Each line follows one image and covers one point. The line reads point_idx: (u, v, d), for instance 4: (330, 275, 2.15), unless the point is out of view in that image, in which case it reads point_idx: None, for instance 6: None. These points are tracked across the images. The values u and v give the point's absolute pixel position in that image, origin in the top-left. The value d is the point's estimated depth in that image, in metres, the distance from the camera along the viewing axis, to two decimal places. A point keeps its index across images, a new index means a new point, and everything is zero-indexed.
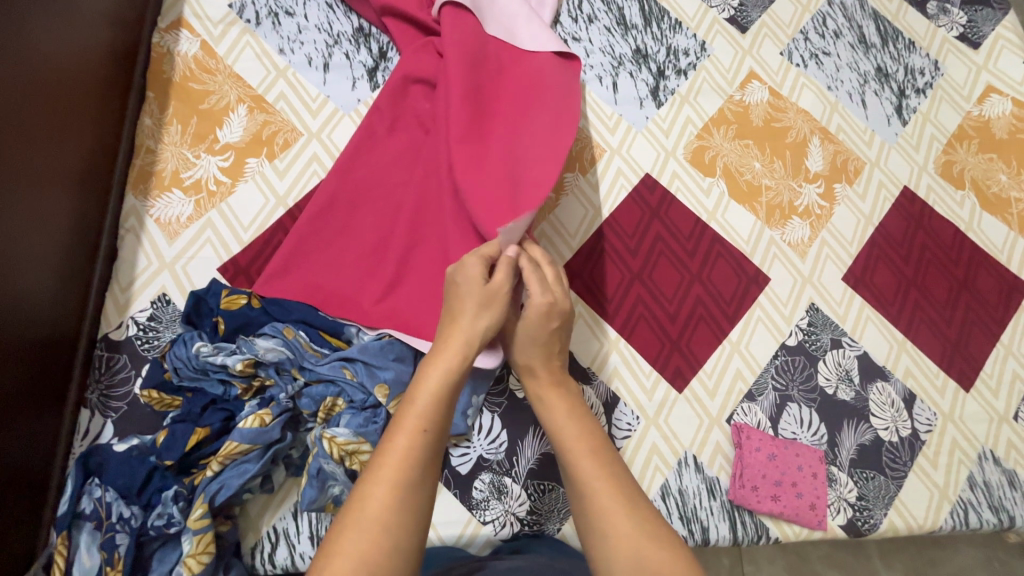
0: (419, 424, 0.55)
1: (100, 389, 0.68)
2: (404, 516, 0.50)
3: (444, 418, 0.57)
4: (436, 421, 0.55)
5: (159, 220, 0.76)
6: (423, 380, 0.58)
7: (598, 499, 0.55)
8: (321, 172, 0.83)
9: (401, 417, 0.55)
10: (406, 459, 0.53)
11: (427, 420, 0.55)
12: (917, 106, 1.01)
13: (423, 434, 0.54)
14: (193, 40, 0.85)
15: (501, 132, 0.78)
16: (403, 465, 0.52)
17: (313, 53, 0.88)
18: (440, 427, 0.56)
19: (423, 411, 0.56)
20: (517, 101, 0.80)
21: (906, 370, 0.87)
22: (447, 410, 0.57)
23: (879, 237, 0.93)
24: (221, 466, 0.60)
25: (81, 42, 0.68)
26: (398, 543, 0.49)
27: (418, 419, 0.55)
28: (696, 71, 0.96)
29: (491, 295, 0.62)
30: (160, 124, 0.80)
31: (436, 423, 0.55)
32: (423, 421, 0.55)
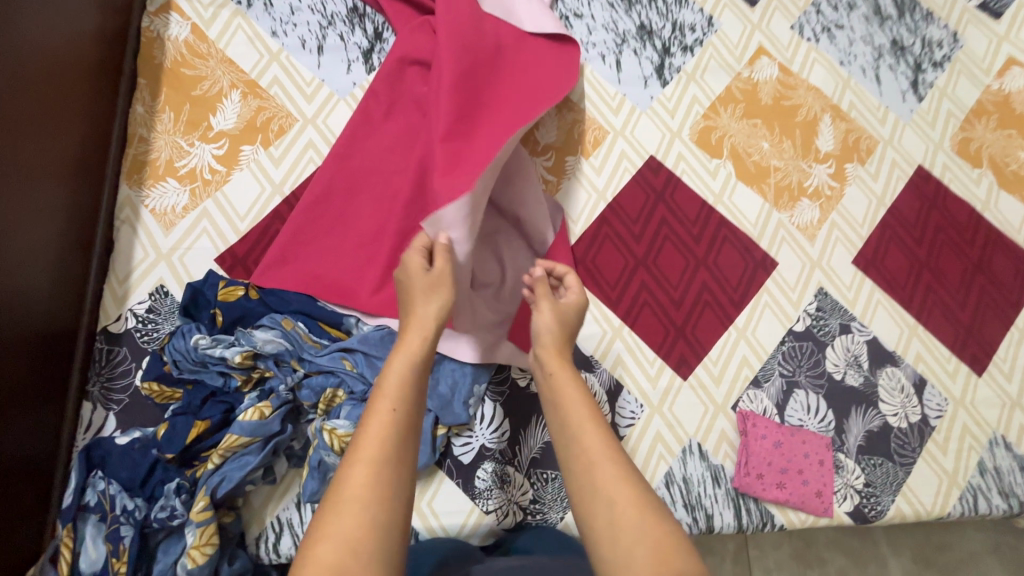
0: (388, 405, 0.55)
1: (101, 382, 0.68)
2: (381, 492, 0.51)
3: (415, 400, 0.58)
4: (404, 400, 0.56)
5: (154, 210, 0.75)
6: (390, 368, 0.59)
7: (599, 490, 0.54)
8: (317, 159, 0.81)
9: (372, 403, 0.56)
10: (377, 436, 0.53)
11: (395, 400, 0.56)
12: (934, 81, 0.97)
13: (393, 415, 0.55)
14: (183, 23, 0.82)
15: (497, 122, 0.79)
16: (375, 444, 0.53)
17: (306, 35, 0.85)
18: (412, 406, 0.57)
19: (390, 393, 0.56)
20: (512, 92, 0.81)
21: (917, 355, 0.85)
22: (418, 393, 0.58)
23: (891, 218, 0.90)
24: (221, 459, 0.60)
25: (70, 29, 0.66)
26: (378, 517, 0.49)
27: (386, 400, 0.56)
28: (703, 48, 0.93)
29: (435, 282, 0.64)
30: (152, 112, 0.78)
31: (404, 402, 0.56)
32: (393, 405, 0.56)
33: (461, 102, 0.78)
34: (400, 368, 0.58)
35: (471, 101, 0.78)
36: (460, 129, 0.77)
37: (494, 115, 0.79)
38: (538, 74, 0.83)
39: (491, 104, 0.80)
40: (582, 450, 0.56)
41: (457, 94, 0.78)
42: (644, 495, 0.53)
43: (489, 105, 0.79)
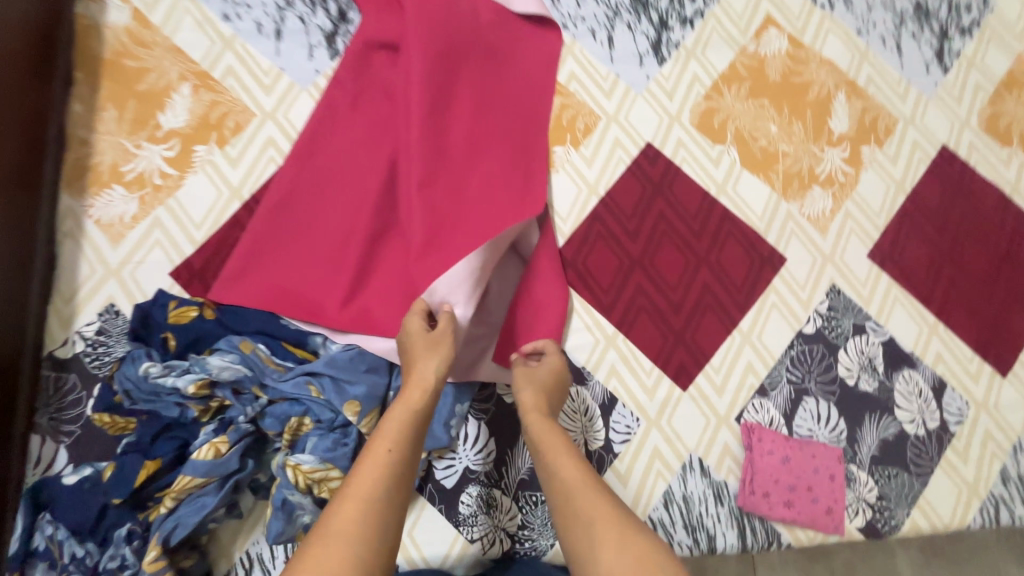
0: (384, 446, 0.51)
1: (50, 413, 0.63)
2: (370, 536, 0.45)
3: (413, 443, 0.53)
4: (402, 441, 0.52)
5: (100, 221, 0.68)
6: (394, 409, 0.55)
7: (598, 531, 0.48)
8: (278, 158, 0.73)
9: (371, 443, 0.52)
10: (371, 475, 0.49)
11: (393, 441, 0.52)
12: (960, 50, 0.88)
13: (388, 455, 0.51)
14: (123, 8, 0.74)
15: (473, 119, 0.73)
16: (369, 483, 0.48)
17: (262, 18, 0.77)
18: (409, 450, 0.52)
19: (389, 434, 0.52)
20: (490, 84, 0.75)
21: (937, 356, 0.78)
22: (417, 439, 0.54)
23: (911, 206, 0.82)
24: (175, 502, 0.56)
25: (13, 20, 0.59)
26: (363, 557, 0.43)
27: (384, 441, 0.52)
28: (704, 20, 0.84)
29: (436, 339, 0.60)
30: (92, 110, 0.71)
31: (402, 443, 0.52)
32: (393, 444, 0.52)
33: (437, 94, 0.71)
34: (401, 411, 0.54)
35: (448, 93, 0.72)
36: (436, 125, 0.71)
37: (471, 111, 0.73)
38: (517, 66, 0.77)
39: (469, 97, 0.73)
40: (570, 488, 0.52)
41: (433, 85, 0.71)
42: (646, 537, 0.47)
43: (466, 99, 0.73)
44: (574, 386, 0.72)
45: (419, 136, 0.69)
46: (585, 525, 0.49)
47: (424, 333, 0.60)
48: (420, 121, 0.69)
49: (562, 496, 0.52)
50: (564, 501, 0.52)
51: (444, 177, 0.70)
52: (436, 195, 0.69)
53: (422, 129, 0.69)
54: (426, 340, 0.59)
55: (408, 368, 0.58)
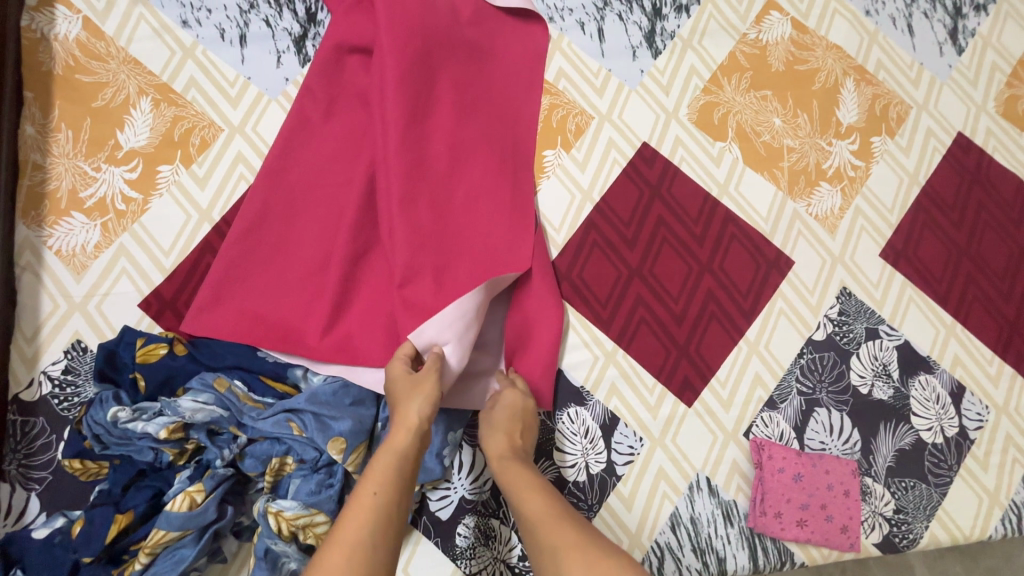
0: (370, 488, 0.47)
1: (18, 460, 0.59)
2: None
3: (403, 484, 0.49)
4: (389, 482, 0.48)
5: (60, 251, 0.64)
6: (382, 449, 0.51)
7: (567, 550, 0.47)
8: (249, 175, 0.69)
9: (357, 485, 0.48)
10: (357, 518, 0.45)
11: (379, 483, 0.48)
12: (976, 28, 0.82)
13: (374, 497, 0.46)
14: (72, 17, 0.68)
15: (455, 125, 0.68)
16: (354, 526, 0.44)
17: (224, 22, 0.71)
18: (398, 491, 0.48)
19: (375, 475, 0.48)
20: (472, 86, 0.70)
21: (955, 359, 0.74)
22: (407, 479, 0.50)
23: (926, 199, 0.78)
24: (151, 557, 0.52)
25: None
26: None
27: (370, 484, 0.48)
28: (701, 6, 0.78)
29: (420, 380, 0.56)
30: (45, 132, 0.66)
31: (390, 485, 0.47)
32: (379, 485, 0.48)
33: (415, 99, 0.66)
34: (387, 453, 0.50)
35: (427, 98, 0.67)
36: (416, 132, 0.66)
37: (452, 115, 0.68)
38: (501, 65, 0.72)
39: (450, 100, 0.68)
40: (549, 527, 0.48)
41: (410, 89, 0.66)
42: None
43: (447, 102, 0.68)
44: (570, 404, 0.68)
45: (397, 146, 0.64)
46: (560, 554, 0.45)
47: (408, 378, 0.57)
48: (398, 128, 0.64)
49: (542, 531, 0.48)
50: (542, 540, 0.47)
51: (427, 190, 0.65)
52: (418, 209, 0.64)
53: (400, 138, 0.64)
54: (409, 383, 0.56)
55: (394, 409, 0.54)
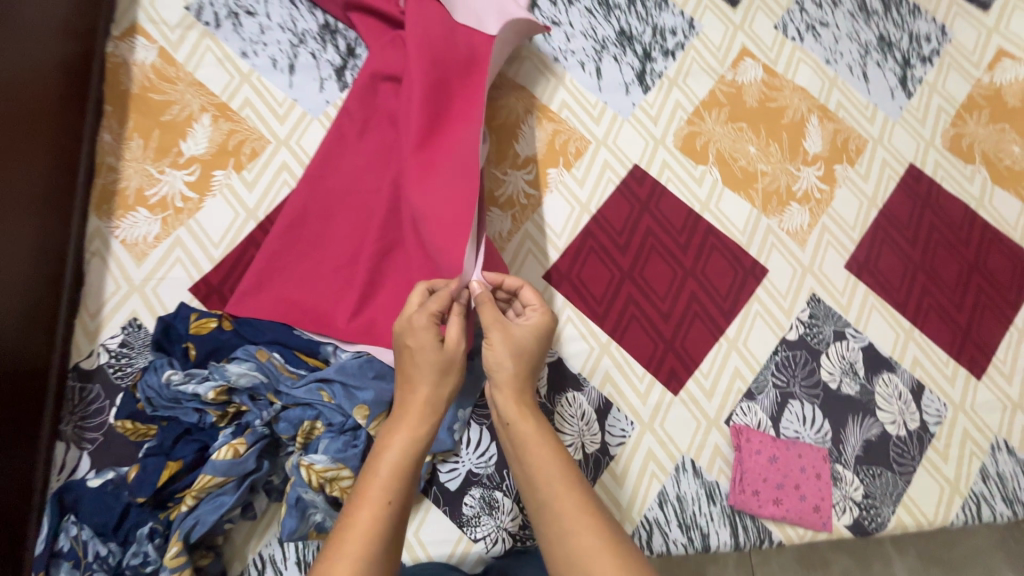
0: (383, 496, 0.52)
1: (74, 421, 0.67)
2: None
3: (408, 482, 0.54)
4: (397, 490, 0.52)
5: (125, 241, 0.74)
6: (387, 448, 0.54)
7: (569, 517, 0.52)
8: (291, 181, 0.79)
9: (364, 489, 0.52)
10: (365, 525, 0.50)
11: (391, 492, 0.52)
12: (923, 77, 0.95)
13: (388, 507, 0.51)
14: (149, 46, 0.80)
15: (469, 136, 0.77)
16: (364, 542, 0.49)
17: (277, 54, 0.83)
18: (405, 489, 0.53)
19: (384, 480, 0.53)
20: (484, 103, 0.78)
21: (914, 360, 0.83)
22: (414, 478, 0.54)
23: (883, 219, 0.88)
24: (195, 500, 0.60)
25: (26, 60, 0.65)
26: None
27: (382, 492, 0.52)
28: (685, 51, 0.91)
29: (449, 360, 0.58)
30: (120, 139, 0.77)
31: (401, 494, 0.52)
32: (387, 491, 0.52)
33: (434, 116, 0.76)
34: (397, 455, 0.54)
35: (445, 115, 0.76)
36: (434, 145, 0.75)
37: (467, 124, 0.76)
38: None
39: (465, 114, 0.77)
40: (560, 518, 0.52)
41: (428, 109, 0.76)
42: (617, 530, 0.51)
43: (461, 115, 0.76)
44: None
45: (417, 157, 0.74)
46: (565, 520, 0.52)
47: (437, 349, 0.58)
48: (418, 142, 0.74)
49: (557, 503, 0.53)
50: (554, 531, 0.52)
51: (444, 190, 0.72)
52: (437, 204, 0.71)
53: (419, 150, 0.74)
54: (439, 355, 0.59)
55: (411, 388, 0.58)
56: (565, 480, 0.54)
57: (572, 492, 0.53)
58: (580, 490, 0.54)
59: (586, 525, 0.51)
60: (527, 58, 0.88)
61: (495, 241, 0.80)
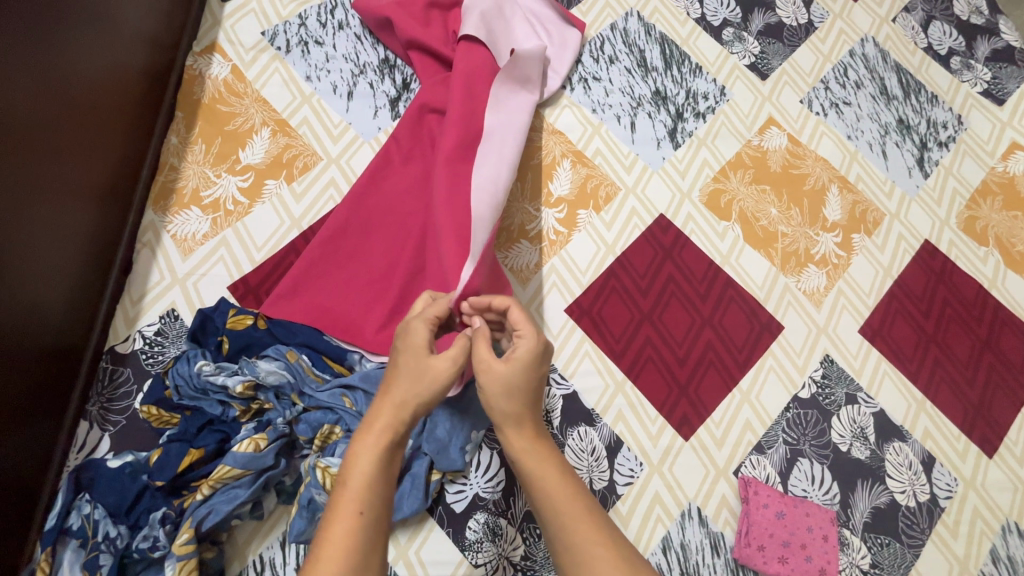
0: (355, 506, 0.51)
1: (101, 402, 0.69)
2: None
3: (383, 494, 0.53)
4: (371, 500, 0.52)
5: (175, 235, 0.78)
6: (354, 459, 0.54)
7: (581, 548, 0.53)
8: (337, 197, 0.83)
9: (333, 503, 0.52)
10: (341, 538, 0.49)
11: (363, 502, 0.52)
12: (939, 159, 1.00)
13: (361, 517, 0.51)
14: (224, 64, 0.88)
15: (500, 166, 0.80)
16: (339, 555, 0.48)
17: (338, 81, 0.90)
18: (379, 499, 0.53)
19: (354, 491, 0.52)
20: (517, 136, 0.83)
21: (925, 432, 0.83)
22: (387, 488, 0.54)
23: (898, 289, 0.91)
24: (211, 490, 0.61)
25: (114, 63, 0.71)
26: None
27: (354, 501, 0.51)
28: (715, 115, 0.97)
29: (446, 377, 0.58)
30: (185, 143, 0.83)
31: (375, 503, 0.52)
32: (359, 502, 0.51)
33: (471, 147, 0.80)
34: (368, 460, 0.54)
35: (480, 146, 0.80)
36: (465, 169, 0.78)
37: (500, 156, 0.80)
38: None
39: (499, 144, 0.80)
40: (570, 546, 0.53)
41: (462, 140, 0.80)
42: (626, 563, 0.52)
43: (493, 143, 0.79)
44: (548, 388, 0.78)
45: (449, 183, 0.77)
46: (574, 541, 0.53)
47: (434, 367, 0.58)
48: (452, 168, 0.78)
49: (571, 534, 0.53)
50: (565, 559, 0.53)
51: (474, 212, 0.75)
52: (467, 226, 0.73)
53: (451, 174, 0.77)
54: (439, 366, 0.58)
55: (412, 408, 0.57)
56: (577, 512, 0.55)
57: (582, 521, 0.54)
58: (591, 521, 0.54)
59: (598, 555, 0.52)
60: (567, 106, 0.94)
61: (521, 272, 0.83)
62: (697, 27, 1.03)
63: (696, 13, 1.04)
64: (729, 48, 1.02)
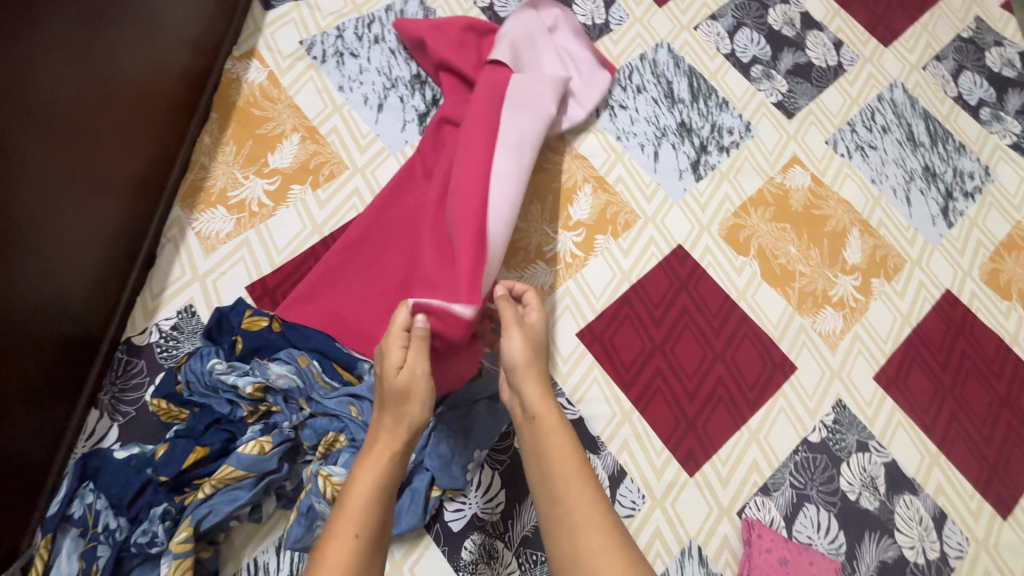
0: (351, 529, 0.53)
1: (113, 392, 0.70)
2: None
3: (381, 517, 0.55)
4: (369, 524, 0.54)
5: (199, 233, 0.79)
6: (356, 481, 0.56)
7: None
8: (359, 207, 0.85)
9: (334, 523, 0.54)
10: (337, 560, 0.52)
11: (360, 525, 0.54)
12: (964, 210, 0.99)
13: (356, 540, 0.53)
14: (261, 69, 0.90)
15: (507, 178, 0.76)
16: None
17: (370, 93, 0.91)
18: (376, 523, 0.55)
19: (353, 514, 0.54)
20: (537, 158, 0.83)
21: (938, 487, 0.81)
22: (385, 512, 0.56)
23: (916, 338, 0.89)
24: (213, 490, 0.62)
25: (156, 63, 0.74)
26: None
27: (351, 524, 0.53)
28: (739, 150, 0.97)
29: None
30: (217, 143, 0.85)
31: (370, 527, 0.54)
32: (356, 525, 0.54)
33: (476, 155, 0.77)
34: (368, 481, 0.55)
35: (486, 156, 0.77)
36: (481, 176, 0.74)
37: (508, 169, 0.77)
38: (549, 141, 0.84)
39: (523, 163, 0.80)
40: None
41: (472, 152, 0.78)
42: None
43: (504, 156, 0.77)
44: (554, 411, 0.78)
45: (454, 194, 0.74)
46: None
47: None
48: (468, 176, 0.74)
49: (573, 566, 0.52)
50: None
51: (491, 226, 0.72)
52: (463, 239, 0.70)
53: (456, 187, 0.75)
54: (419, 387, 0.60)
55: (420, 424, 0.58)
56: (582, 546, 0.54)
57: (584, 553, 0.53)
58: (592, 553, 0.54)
59: None
60: (592, 132, 0.95)
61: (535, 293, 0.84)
62: (726, 62, 1.04)
63: (726, 49, 1.05)
64: (756, 85, 1.03)
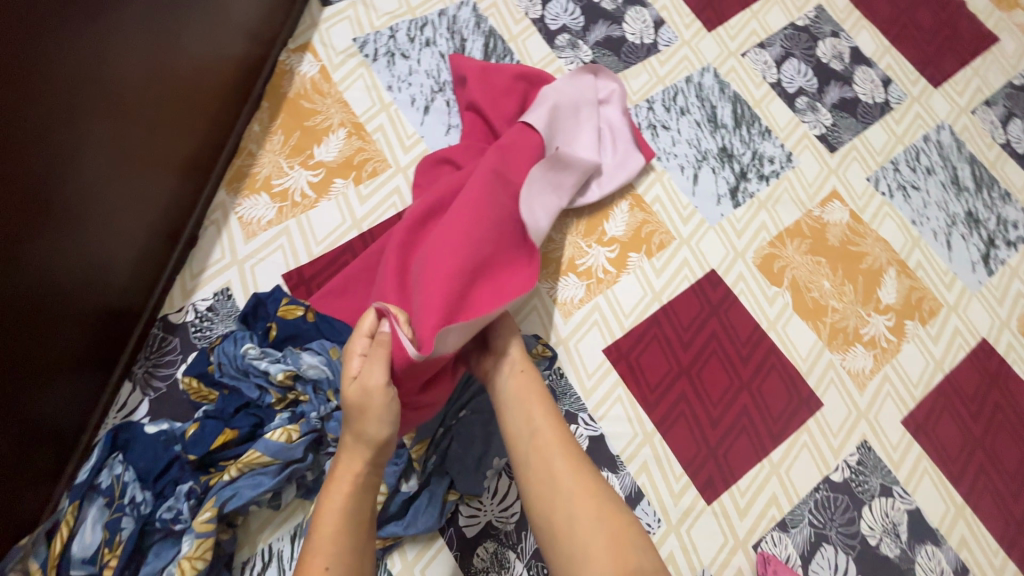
0: (323, 562, 0.52)
1: (146, 366, 0.72)
2: None
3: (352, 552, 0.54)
4: (340, 557, 0.52)
5: (241, 218, 0.81)
6: (329, 511, 0.55)
7: None
8: (399, 205, 0.85)
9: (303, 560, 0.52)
10: None
11: (332, 557, 0.52)
12: (1006, 259, 0.97)
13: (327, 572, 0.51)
14: (313, 63, 0.92)
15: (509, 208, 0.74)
16: None
17: (417, 94, 0.93)
18: (348, 556, 0.53)
19: (323, 548, 0.52)
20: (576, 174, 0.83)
21: (961, 540, 0.79)
22: (355, 546, 0.54)
23: (947, 385, 0.87)
24: (238, 473, 0.63)
25: (216, 50, 0.75)
26: None
27: (322, 556, 0.52)
28: (779, 180, 0.97)
29: None
30: (266, 131, 0.86)
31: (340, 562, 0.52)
32: (328, 558, 0.52)
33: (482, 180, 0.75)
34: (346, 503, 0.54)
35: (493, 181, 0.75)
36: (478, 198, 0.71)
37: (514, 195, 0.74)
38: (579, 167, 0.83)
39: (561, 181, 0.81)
40: None
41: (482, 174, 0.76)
42: None
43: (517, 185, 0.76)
44: (575, 426, 0.77)
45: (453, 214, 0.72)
46: None
47: None
48: (461, 203, 0.70)
49: None
50: None
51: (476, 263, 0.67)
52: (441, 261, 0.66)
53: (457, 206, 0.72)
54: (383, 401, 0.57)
55: None
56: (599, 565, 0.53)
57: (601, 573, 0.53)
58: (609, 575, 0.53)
59: None
60: None
61: (565, 305, 0.84)
62: (772, 91, 1.04)
63: (772, 78, 1.05)
64: (800, 116, 1.02)
